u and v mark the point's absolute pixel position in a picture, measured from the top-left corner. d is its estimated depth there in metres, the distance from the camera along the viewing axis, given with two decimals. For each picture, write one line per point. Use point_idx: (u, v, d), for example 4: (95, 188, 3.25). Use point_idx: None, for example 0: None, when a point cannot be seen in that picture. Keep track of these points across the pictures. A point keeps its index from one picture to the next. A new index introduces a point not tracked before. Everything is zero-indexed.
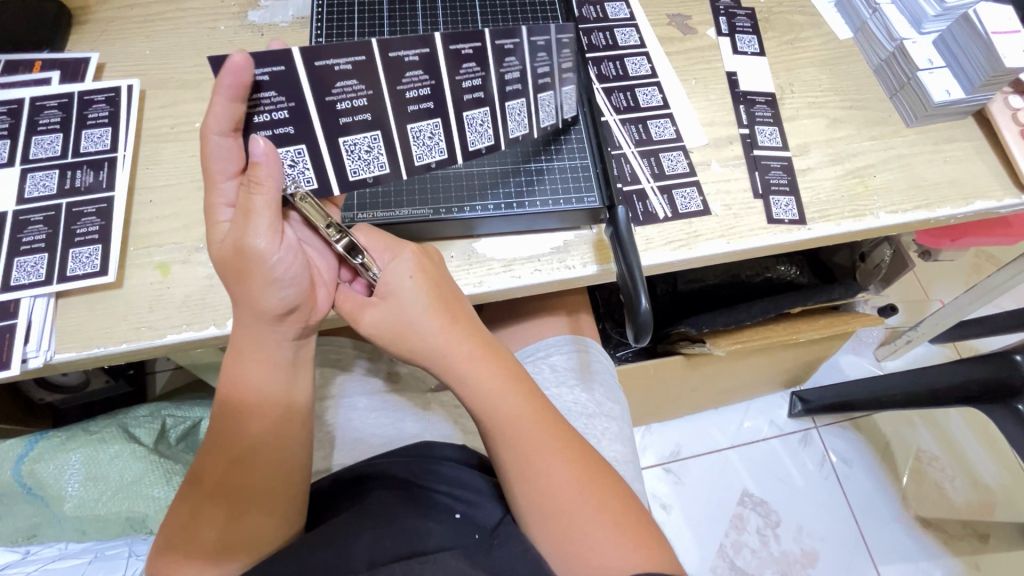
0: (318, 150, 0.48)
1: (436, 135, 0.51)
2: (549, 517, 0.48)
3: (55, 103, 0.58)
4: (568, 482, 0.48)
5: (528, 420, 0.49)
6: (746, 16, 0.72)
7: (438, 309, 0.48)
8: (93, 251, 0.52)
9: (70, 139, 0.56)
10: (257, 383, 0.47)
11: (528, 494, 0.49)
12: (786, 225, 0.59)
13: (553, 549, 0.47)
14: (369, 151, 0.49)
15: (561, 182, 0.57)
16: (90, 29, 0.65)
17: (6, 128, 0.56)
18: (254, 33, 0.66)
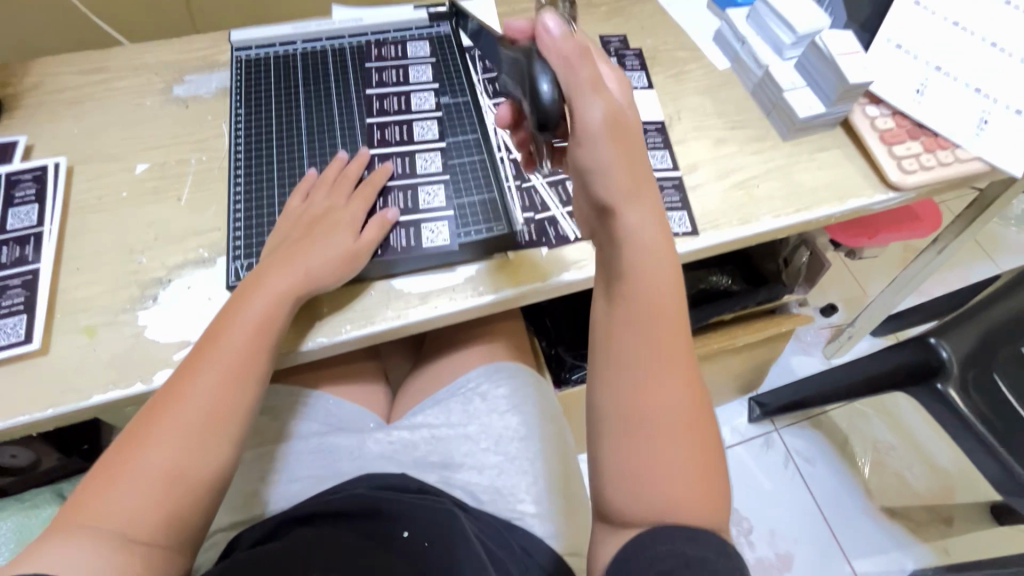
0: (421, 232, 0.60)
1: (433, 190, 0.62)
2: (633, 439, 0.45)
3: None
4: (674, 407, 0.45)
5: (661, 330, 0.47)
6: (635, 55, 0.80)
7: (638, 191, 0.48)
8: (19, 321, 0.54)
9: None
10: (245, 374, 0.50)
11: (616, 405, 0.46)
12: (680, 237, 0.64)
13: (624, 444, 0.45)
14: (433, 230, 0.60)
15: (471, 217, 0.61)
16: (20, 114, 0.69)
17: None
18: (179, 105, 0.71)
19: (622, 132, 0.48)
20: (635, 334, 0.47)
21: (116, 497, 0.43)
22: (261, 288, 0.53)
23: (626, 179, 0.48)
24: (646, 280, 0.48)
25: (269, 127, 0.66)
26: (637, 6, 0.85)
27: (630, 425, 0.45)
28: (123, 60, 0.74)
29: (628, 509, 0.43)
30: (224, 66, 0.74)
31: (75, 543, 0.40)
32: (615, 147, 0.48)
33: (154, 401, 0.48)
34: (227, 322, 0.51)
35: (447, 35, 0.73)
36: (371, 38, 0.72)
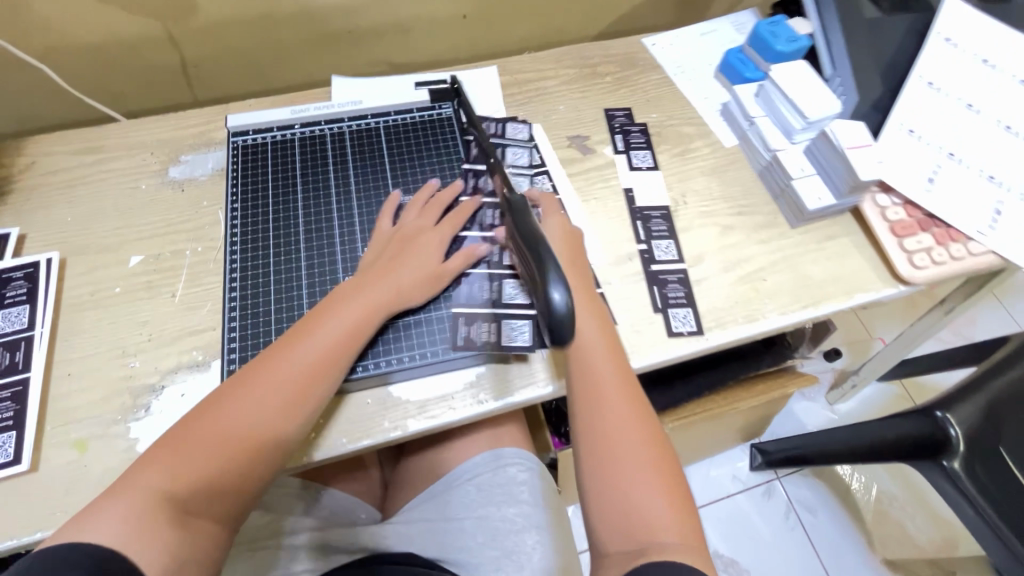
0: (472, 327, 0.60)
1: (485, 282, 0.62)
2: (615, 486, 0.50)
3: None
4: (645, 452, 0.51)
5: (609, 378, 0.55)
6: (640, 131, 0.78)
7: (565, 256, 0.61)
8: (6, 438, 0.53)
9: None
10: (308, 387, 0.51)
11: (596, 456, 0.51)
12: (685, 336, 0.63)
13: (595, 470, 0.51)
14: (482, 326, 0.60)
15: (462, 328, 0.60)
16: (12, 200, 0.67)
17: None
18: (175, 189, 0.69)
19: (571, 240, 0.62)
20: (604, 394, 0.54)
21: (168, 474, 0.45)
22: (342, 300, 0.55)
23: (578, 276, 0.60)
24: (611, 355, 0.56)
25: (265, 217, 0.64)
26: (642, 76, 0.84)
27: (613, 473, 0.50)
28: (118, 138, 0.73)
29: (622, 548, 0.47)
30: (221, 144, 0.73)
31: (125, 511, 0.42)
32: (566, 250, 0.61)
33: (228, 387, 0.50)
34: (306, 331, 0.53)
35: (448, 118, 0.72)
36: (371, 121, 0.70)
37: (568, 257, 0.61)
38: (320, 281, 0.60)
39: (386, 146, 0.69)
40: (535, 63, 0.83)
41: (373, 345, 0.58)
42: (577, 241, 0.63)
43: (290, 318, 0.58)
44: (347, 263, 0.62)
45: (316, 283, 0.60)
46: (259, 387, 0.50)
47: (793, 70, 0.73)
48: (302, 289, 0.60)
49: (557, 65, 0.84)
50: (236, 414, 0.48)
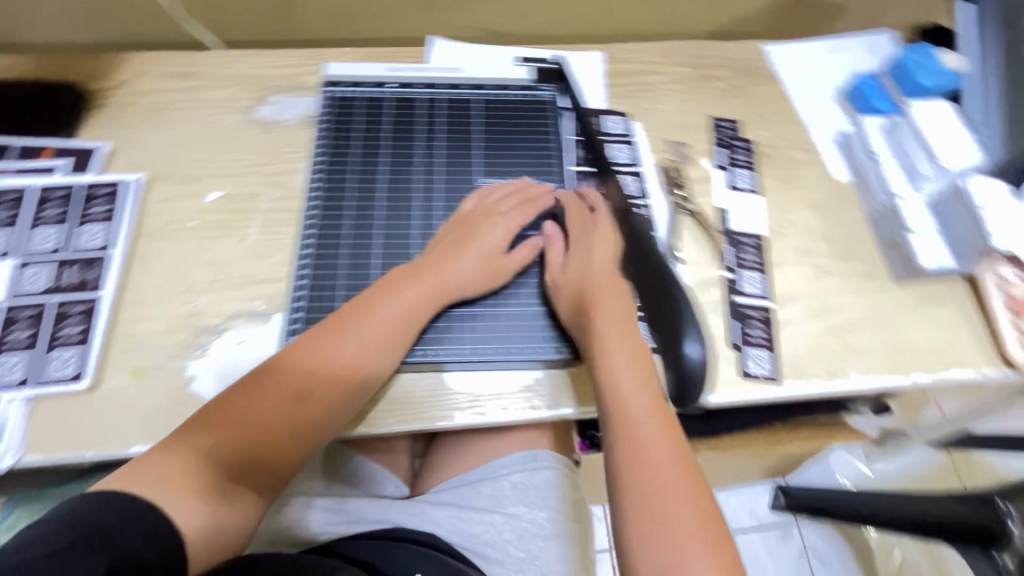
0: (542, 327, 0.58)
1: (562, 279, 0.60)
2: (646, 528, 0.42)
3: (58, 195, 0.60)
4: (692, 521, 0.42)
5: (658, 424, 0.47)
6: (745, 149, 0.72)
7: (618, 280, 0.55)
8: (71, 355, 0.53)
9: (68, 234, 0.58)
10: (355, 371, 0.50)
11: (637, 507, 0.43)
12: (759, 379, 0.59)
13: (637, 538, 0.42)
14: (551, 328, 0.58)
15: (529, 330, 0.57)
16: (106, 113, 0.68)
17: (10, 219, 0.58)
18: (260, 129, 0.68)
19: (640, 268, 0.55)
20: (642, 438, 0.46)
21: (203, 447, 0.44)
22: (398, 285, 0.53)
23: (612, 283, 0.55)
24: (648, 382, 0.50)
25: (345, 178, 0.60)
26: (756, 87, 0.77)
27: (647, 513, 0.43)
28: (211, 67, 0.72)
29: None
30: (311, 90, 0.71)
31: (157, 475, 0.41)
32: (608, 283, 0.54)
33: (274, 367, 0.49)
34: (364, 315, 0.51)
35: (548, 102, 0.67)
36: (467, 91, 0.66)
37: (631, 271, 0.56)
38: (393, 258, 0.57)
39: (480, 122, 0.64)
40: (644, 55, 0.78)
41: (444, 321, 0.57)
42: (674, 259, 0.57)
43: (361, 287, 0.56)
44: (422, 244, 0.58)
45: (390, 253, 0.57)
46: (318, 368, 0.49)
47: (936, 109, 0.65)
48: (373, 262, 0.57)
49: (667, 61, 0.78)
50: (280, 395, 0.48)
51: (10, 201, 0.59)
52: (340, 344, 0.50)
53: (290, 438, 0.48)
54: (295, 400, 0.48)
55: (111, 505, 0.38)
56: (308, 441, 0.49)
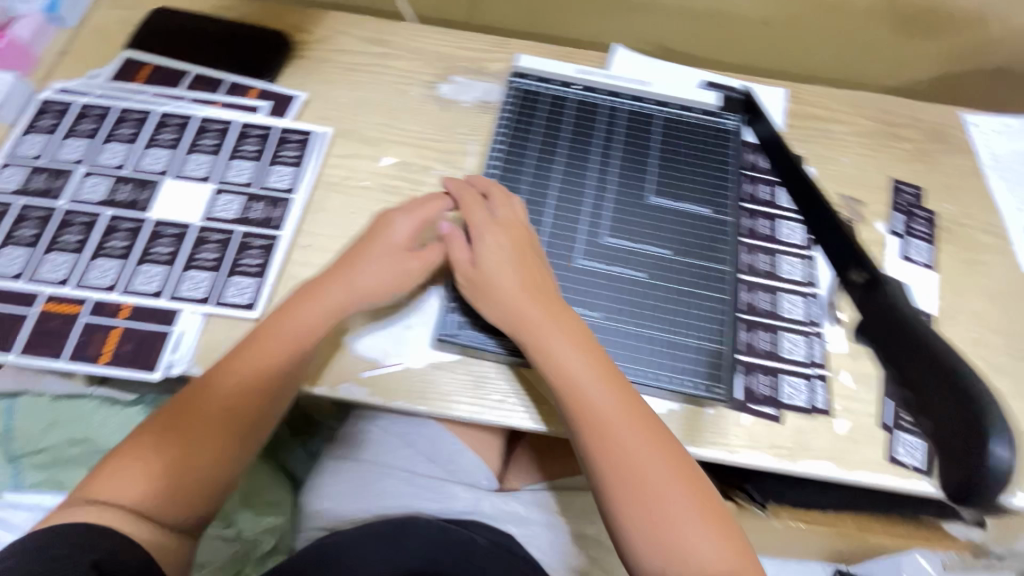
0: (690, 360, 0.54)
1: (718, 315, 0.55)
2: (644, 519, 0.46)
3: (257, 133, 0.65)
4: (691, 504, 0.46)
5: (630, 423, 0.48)
6: (926, 220, 0.67)
7: (538, 292, 0.52)
8: (247, 284, 0.57)
9: (260, 171, 0.63)
10: (264, 371, 0.51)
11: (633, 510, 0.46)
12: (907, 469, 0.54)
13: (646, 541, 0.45)
14: (697, 363, 0.54)
15: (677, 362, 0.54)
16: (304, 65, 0.72)
17: (214, 146, 0.63)
18: (439, 105, 0.70)
19: (530, 264, 0.53)
20: (613, 435, 0.48)
21: (147, 482, 0.47)
22: (313, 300, 0.53)
23: (541, 294, 0.52)
24: (610, 384, 0.49)
25: (520, 170, 0.61)
26: (948, 157, 0.72)
27: (637, 504, 0.46)
28: (403, 38, 0.75)
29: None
30: (492, 76, 0.72)
31: (109, 497, 0.46)
32: (505, 266, 0.52)
33: (195, 381, 0.51)
34: (279, 319, 0.53)
35: (731, 131, 0.65)
36: (650, 106, 0.65)
37: (532, 275, 0.53)
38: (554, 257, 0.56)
39: (659, 139, 0.63)
40: (829, 101, 0.74)
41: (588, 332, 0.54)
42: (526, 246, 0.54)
43: None
44: (584, 250, 0.57)
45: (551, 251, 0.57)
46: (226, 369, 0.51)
47: None
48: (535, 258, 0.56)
49: (853, 112, 0.74)
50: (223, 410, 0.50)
51: (216, 130, 0.64)
52: (251, 352, 0.51)
53: (222, 444, 0.50)
54: (233, 410, 0.50)
55: (70, 534, 0.42)
56: (262, 420, 0.52)
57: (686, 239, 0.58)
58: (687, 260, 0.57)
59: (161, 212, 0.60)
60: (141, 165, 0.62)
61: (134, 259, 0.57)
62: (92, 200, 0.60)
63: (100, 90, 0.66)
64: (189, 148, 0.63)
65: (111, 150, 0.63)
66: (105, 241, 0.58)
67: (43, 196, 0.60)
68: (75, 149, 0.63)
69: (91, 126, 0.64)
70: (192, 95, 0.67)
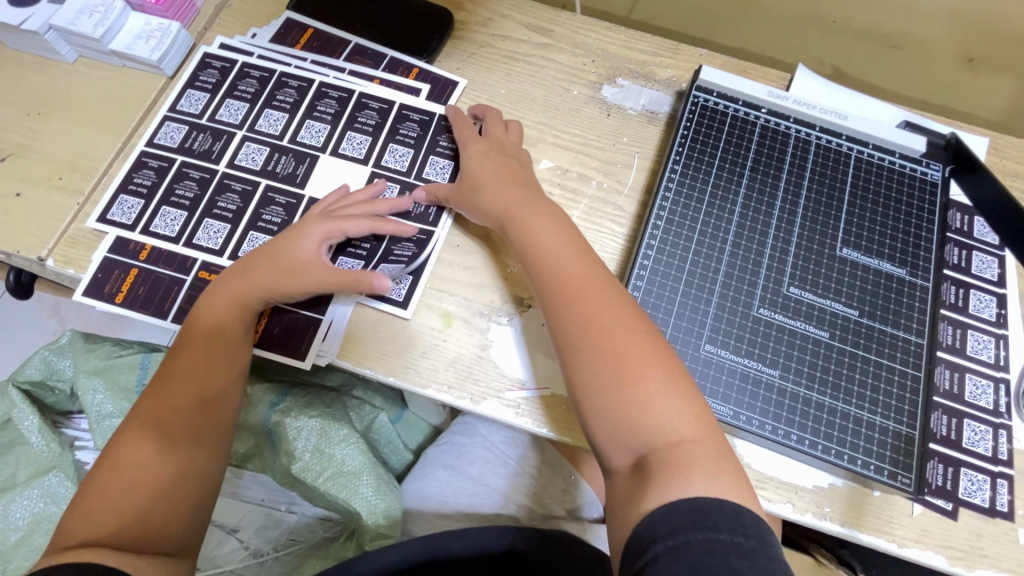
0: (872, 439, 0.49)
1: (907, 392, 0.50)
2: (615, 396, 0.45)
3: (416, 118, 0.62)
4: (654, 380, 0.45)
5: (596, 312, 0.48)
6: None
7: (512, 191, 0.54)
8: (403, 280, 0.56)
9: (417, 160, 0.60)
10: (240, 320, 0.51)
11: (605, 399, 0.45)
12: None
13: (614, 430, 0.45)
14: (880, 443, 0.48)
15: (860, 440, 0.49)
16: (463, 47, 0.68)
17: (374, 125, 0.61)
18: (602, 109, 0.65)
19: (503, 165, 0.56)
20: (582, 319, 0.48)
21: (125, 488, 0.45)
22: (260, 260, 0.52)
23: (523, 195, 0.54)
24: (579, 263, 0.50)
25: (700, 198, 0.56)
26: None
27: (611, 380, 0.45)
28: (569, 30, 0.69)
29: (629, 466, 0.44)
30: (661, 84, 0.66)
31: (107, 499, 0.44)
32: (492, 171, 0.56)
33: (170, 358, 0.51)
34: (255, 267, 0.52)
35: (934, 183, 0.57)
36: (844, 143, 0.59)
37: (500, 176, 0.56)
38: (732, 301, 0.52)
39: (852, 182, 0.57)
40: None
41: (761, 389, 0.49)
42: (506, 163, 0.57)
43: (690, 324, 0.51)
44: (766, 298, 0.52)
45: (727, 292, 0.52)
46: (212, 336, 0.50)
47: None
48: (712, 300, 0.52)
49: None
50: (196, 383, 0.49)
51: (376, 108, 0.62)
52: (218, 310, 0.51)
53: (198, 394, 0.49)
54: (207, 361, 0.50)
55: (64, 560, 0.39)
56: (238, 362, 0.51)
57: (877, 300, 0.53)
58: (877, 324, 0.52)
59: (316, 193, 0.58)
60: (297, 137, 0.60)
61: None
62: (249, 169, 0.58)
63: (260, 52, 0.64)
64: (348, 124, 0.61)
65: (269, 117, 0.61)
66: (261, 212, 0.57)
67: (204, 158, 0.59)
68: (234, 111, 0.61)
69: (250, 88, 0.62)
70: (351, 68, 0.64)
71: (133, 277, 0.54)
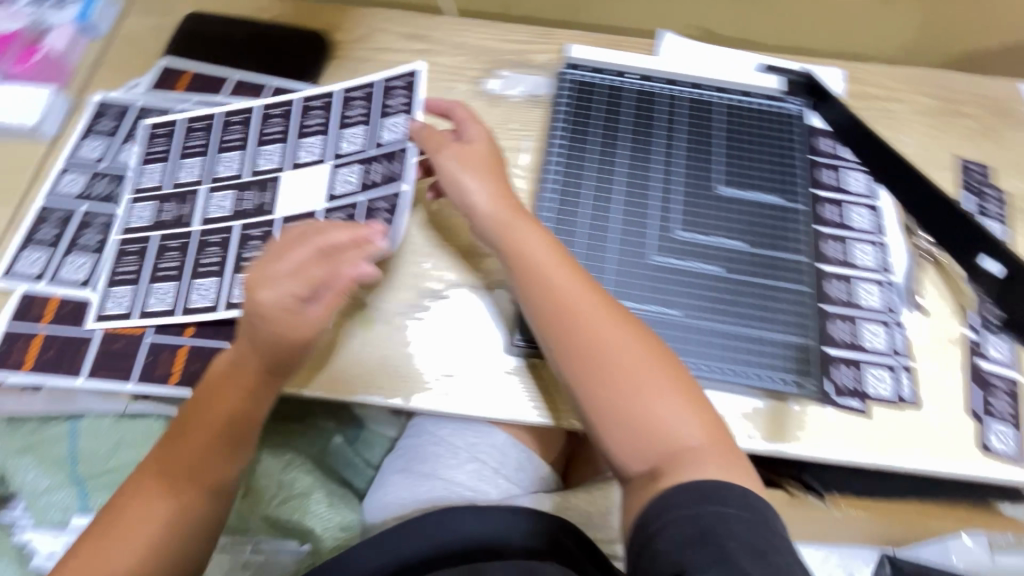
0: (774, 355, 0.52)
1: (799, 307, 0.54)
2: (616, 401, 0.45)
3: (279, 114, 0.63)
4: (661, 384, 0.45)
5: (602, 320, 0.47)
6: (995, 200, 0.65)
7: (496, 182, 0.53)
8: None
9: (289, 149, 0.61)
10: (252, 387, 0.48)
11: (616, 406, 0.45)
12: (996, 456, 0.53)
13: (623, 439, 0.44)
14: (780, 357, 0.52)
15: (763, 358, 0.52)
16: (345, 65, 0.70)
17: (241, 138, 0.62)
18: (487, 100, 0.68)
19: (493, 156, 0.55)
20: (582, 323, 0.47)
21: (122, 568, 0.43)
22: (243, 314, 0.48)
23: (504, 194, 0.53)
24: (576, 273, 0.49)
25: (584, 166, 0.59)
26: (1012, 132, 0.70)
27: (617, 386, 0.45)
28: (444, 32, 0.72)
29: (643, 472, 0.43)
30: (539, 69, 0.70)
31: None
32: (482, 154, 0.54)
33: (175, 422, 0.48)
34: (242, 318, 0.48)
35: (794, 115, 0.63)
36: (710, 93, 0.63)
37: (493, 167, 0.54)
38: (628, 255, 0.55)
39: (721, 128, 0.61)
40: (886, 79, 0.72)
41: (665, 329, 0.52)
42: (494, 153, 0.55)
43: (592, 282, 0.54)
44: (659, 246, 0.55)
45: (623, 247, 0.55)
46: (218, 401, 0.47)
47: None
48: (609, 257, 0.55)
49: (912, 89, 0.72)
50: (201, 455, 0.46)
51: (239, 120, 0.63)
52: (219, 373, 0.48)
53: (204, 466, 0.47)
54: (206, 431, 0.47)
55: None
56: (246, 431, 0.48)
57: (763, 230, 0.57)
58: (766, 251, 0.56)
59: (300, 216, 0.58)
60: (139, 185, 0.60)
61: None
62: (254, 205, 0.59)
63: (142, 101, 0.65)
64: (217, 146, 0.62)
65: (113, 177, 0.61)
66: (116, 265, 0.57)
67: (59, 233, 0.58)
68: (71, 182, 0.61)
69: (88, 154, 0.62)
70: (238, 100, 0.65)
71: (38, 344, 0.54)
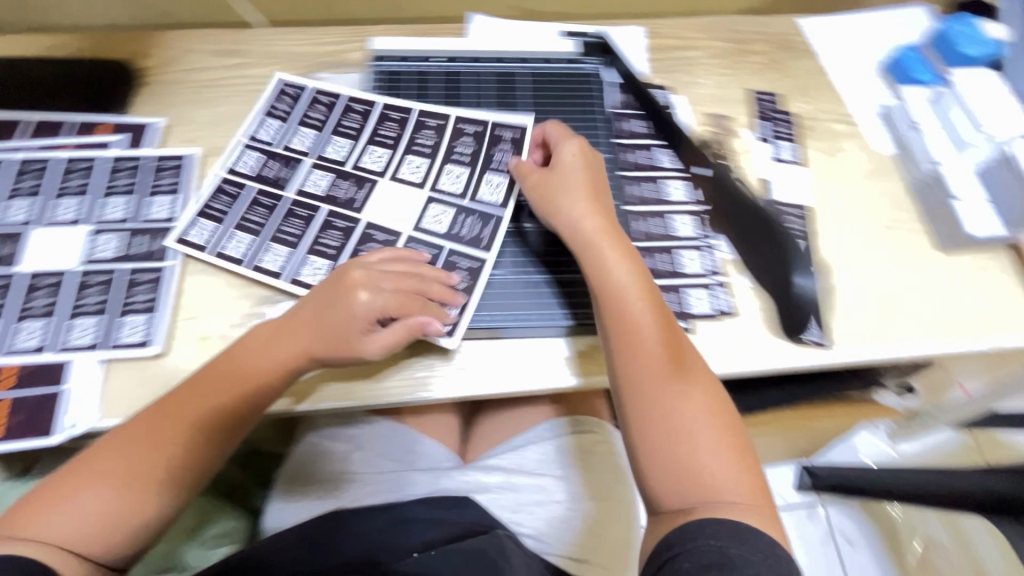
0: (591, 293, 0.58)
1: None
2: (662, 437, 0.43)
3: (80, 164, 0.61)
4: (709, 426, 0.43)
5: (665, 361, 0.46)
6: (786, 122, 0.73)
7: (601, 212, 0.53)
8: (143, 322, 0.54)
9: (94, 190, 0.60)
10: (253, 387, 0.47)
11: (652, 441, 0.43)
12: (809, 345, 0.58)
13: (668, 483, 0.42)
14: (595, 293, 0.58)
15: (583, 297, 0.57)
16: (157, 90, 0.68)
17: (35, 188, 0.60)
18: None
19: (591, 172, 0.55)
20: (655, 361, 0.46)
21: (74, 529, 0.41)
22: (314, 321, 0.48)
23: (606, 228, 0.52)
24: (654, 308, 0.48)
25: None
26: (795, 61, 0.78)
27: (659, 425, 0.44)
28: (256, 45, 0.72)
29: (675, 511, 0.41)
30: (357, 66, 0.71)
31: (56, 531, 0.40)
32: (588, 178, 0.55)
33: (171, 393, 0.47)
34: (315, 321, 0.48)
35: (591, 75, 0.69)
36: (513, 67, 0.68)
37: (593, 187, 0.54)
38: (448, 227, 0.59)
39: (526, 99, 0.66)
40: (683, 30, 0.78)
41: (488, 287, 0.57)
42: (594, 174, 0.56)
43: None
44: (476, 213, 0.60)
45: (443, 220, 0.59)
46: (225, 385, 0.47)
47: (979, 80, 0.67)
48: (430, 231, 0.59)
49: (707, 36, 0.78)
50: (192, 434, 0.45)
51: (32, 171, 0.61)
52: (233, 365, 0.48)
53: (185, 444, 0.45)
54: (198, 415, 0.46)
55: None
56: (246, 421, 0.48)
57: None
58: None
59: (298, 189, 0.59)
60: None
61: (266, 235, 0.57)
62: (240, 171, 0.60)
63: None
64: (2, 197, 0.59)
65: None
66: None
67: None
68: None
69: None
70: (39, 142, 0.63)
71: None
